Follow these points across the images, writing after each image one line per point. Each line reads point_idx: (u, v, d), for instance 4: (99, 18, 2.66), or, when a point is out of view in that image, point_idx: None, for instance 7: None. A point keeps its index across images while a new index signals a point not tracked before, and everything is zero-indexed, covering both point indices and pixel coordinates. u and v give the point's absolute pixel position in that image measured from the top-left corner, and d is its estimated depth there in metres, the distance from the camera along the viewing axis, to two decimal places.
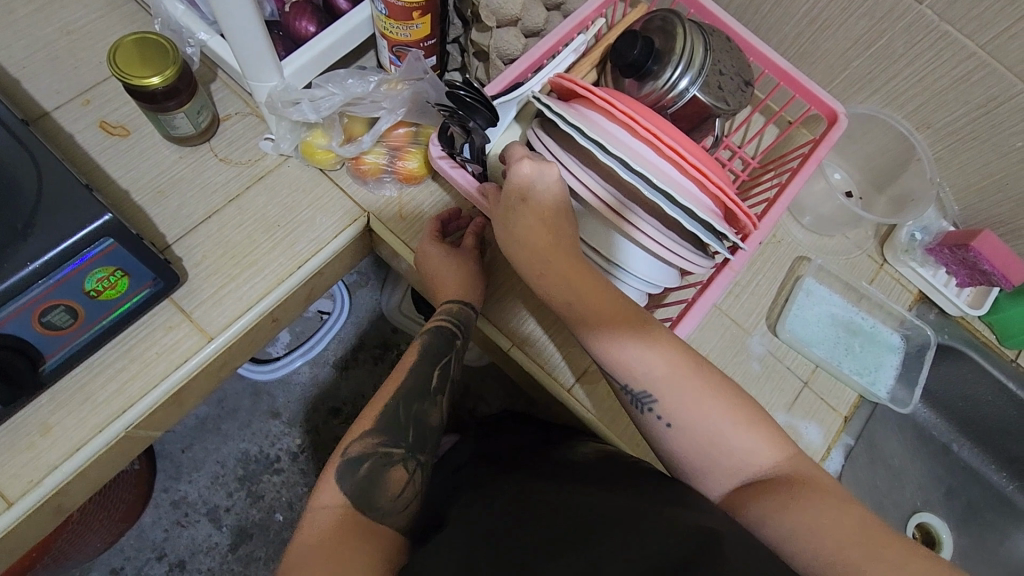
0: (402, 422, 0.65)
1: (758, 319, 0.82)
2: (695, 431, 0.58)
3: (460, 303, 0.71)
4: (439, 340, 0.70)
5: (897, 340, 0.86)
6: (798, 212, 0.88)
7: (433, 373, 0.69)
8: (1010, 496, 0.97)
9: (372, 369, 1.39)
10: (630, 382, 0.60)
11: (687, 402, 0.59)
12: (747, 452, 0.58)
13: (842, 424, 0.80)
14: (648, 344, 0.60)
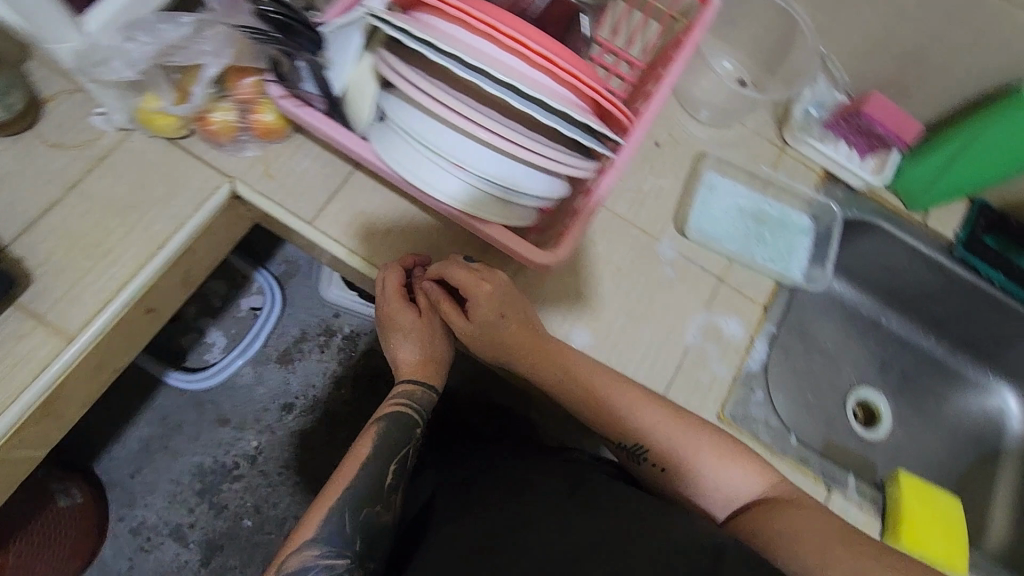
0: (346, 532, 0.60)
1: (665, 223, 0.79)
2: (692, 475, 0.61)
3: (417, 386, 0.68)
4: (396, 431, 0.66)
5: (807, 222, 0.85)
6: (693, 109, 0.85)
7: (390, 470, 0.65)
8: (940, 358, 1.00)
9: (317, 357, 1.34)
10: (626, 438, 0.62)
11: (678, 448, 0.61)
12: (742, 486, 0.60)
13: (762, 313, 0.79)
14: (632, 402, 0.62)
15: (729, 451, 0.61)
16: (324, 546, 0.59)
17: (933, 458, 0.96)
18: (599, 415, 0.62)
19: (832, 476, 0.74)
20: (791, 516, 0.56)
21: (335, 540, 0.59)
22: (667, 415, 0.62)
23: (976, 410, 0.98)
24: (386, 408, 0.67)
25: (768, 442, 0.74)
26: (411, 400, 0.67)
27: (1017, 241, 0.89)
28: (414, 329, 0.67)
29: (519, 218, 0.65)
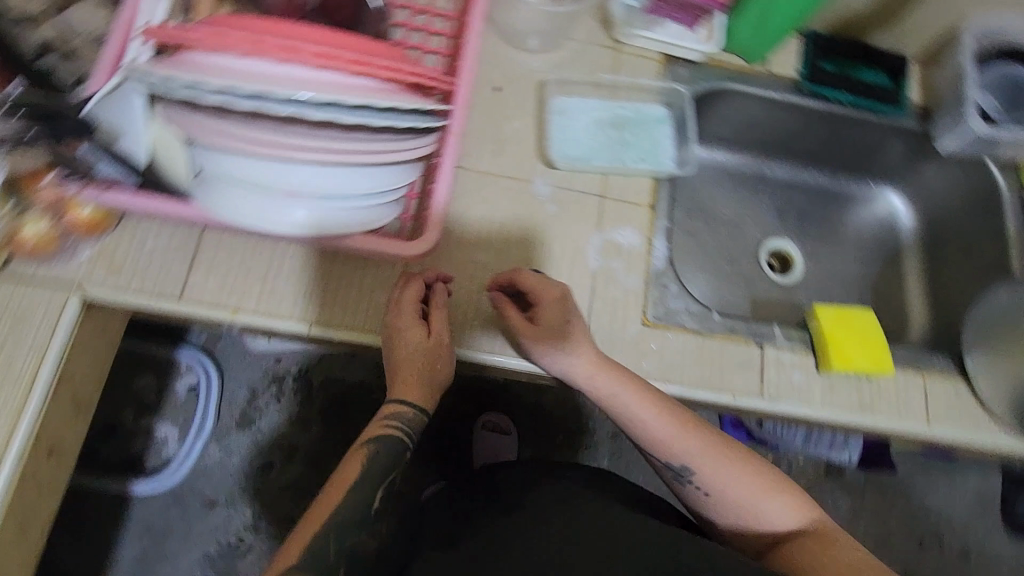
0: (331, 561, 0.62)
1: (533, 163, 0.79)
2: (733, 501, 0.68)
3: (407, 408, 0.70)
4: (382, 455, 0.68)
5: (661, 111, 0.87)
6: (518, 41, 0.83)
7: (377, 495, 0.67)
8: (824, 186, 1.07)
9: (278, 407, 1.32)
10: (670, 458, 0.69)
11: (720, 470, 0.68)
12: (779, 521, 0.67)
13: (651, 213, 0.81)
14: (679, 430, 0.69)
15: (778, 486, 0.68)
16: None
17: (847, 275, 1.04)
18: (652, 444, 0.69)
19: (762, 332, 0.79)
20: (822, 549, 0.63)
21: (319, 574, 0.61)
22: (714, 444, 0.69)
23: (867, 216, 1.06)
24: (377, 430, 0.69)
25: (696, 327, 0.77)
26: (397, 425, 0.70)
27: (850, 57, 0.94)
28: (421, 347, 0.67)
29: (381, 216, 0.65)
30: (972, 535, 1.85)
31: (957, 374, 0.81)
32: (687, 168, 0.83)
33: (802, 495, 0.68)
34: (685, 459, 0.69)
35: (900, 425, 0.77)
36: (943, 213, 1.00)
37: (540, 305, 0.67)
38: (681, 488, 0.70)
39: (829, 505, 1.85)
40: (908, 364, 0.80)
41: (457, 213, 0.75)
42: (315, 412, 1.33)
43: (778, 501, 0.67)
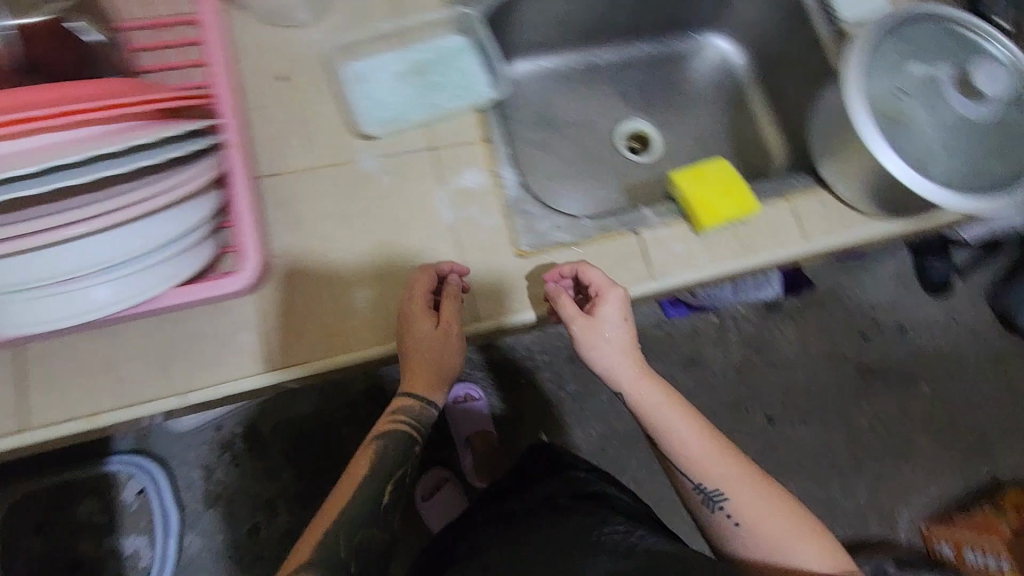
0: (342, 555, 0.67)
1: (348, 140, 0.74)
2: (761, 534, 0.69)
3: (415, 399, 0.74)
4: (390, 448, 0.73)
5: (458, 40, 0.81)
6: (284, 19, 0.76)
7: (386, 490, 0.72)
8: (652, 52, 1.07)
9: (236, 473, 1.31)
10: (703, 480, 0.71)
11: (751, 502, 0.70)
12: (807, 560, 0.68)
13: (487, 146, 0.77)
14: (717, 454, 0.72)
15: (809, 523, 0.69)
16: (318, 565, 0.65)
17: (703, 132, 1.06)
18: (686, 462, 0.72)
19: (634, 219, 0.79)
20: None
21: (333, 565, 0.66)
22: (748, 477, 0.71)
23: (698, 69, 1.08)
24: (386, 425, 0.74)
25: (569, 239, 0.76)
26: (403, 420, 0.74)
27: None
28: (438, 337, 0.68)
29: (198, 265, 0.59)
30: (899, 311, 2.08)
31: (818, 188, 0.84)
32: (501, 90, 0.79)
33: (831, 545, 0.69)
34: (717, 485, 0.71)
35: (781, 253, 0.80)
36: (763, 39, 1.02)
37: (593, 288, 0.72)
38: (709, 518, 0.72)
39: (779, 337, 2.00)
40: (771, 195, 0.83)
41: (291, 222, 0.70)
42: (281, 458, 1.34)
43: (811, 543, 0.68)
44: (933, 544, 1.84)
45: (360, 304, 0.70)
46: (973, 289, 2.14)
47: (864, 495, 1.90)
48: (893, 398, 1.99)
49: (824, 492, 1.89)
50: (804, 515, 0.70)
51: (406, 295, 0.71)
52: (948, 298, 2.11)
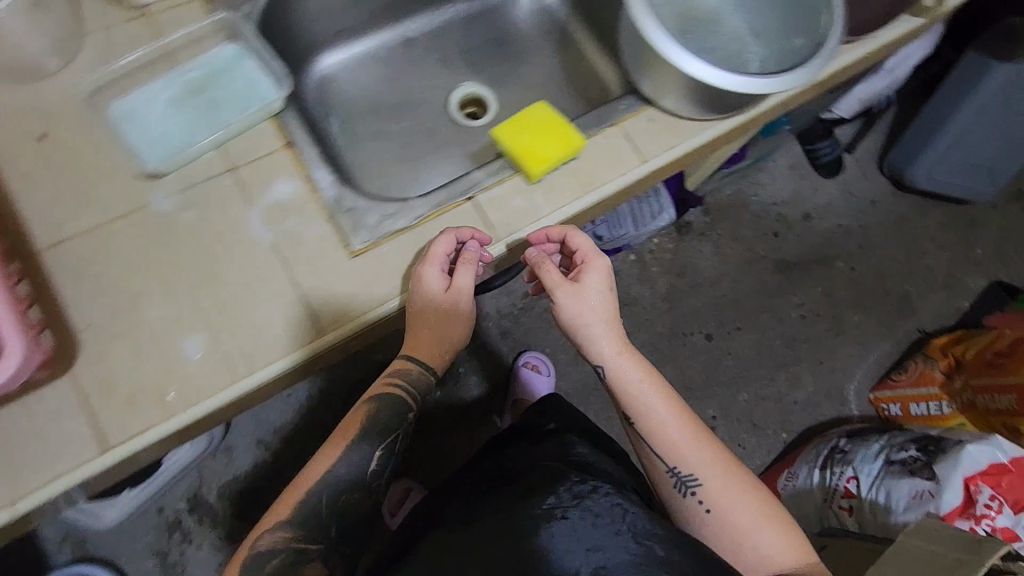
0: (321, 519, 0.68)
1: (133, 185, 0.68)
2: (730, 524, 0.72)
3: (411, 367, 0.75)
4: (383, 411, 0.74)
5: (228, 48, 0.75)
6: (32, 72, 0.69)
7: (376, 455, 0.72)
8: (466, 12, 1.03)
9: (193, 548, 1.29)
10: (678, 464, 0.74)
11: (726, 493, 0.73)
12: (770, 548, 0.71)
13: (292, 151, 0.73)
14: (695, 442, 0.75)
15: (774, 514, 0.73)
16: (297, 530, 0.67)
17: (538, 78, 1.03)
18: (660, 441, 0.75)
19: (468, 185, 0.76)
20: None
21: (311, 527, 0.68)
22: (731, 471, 0.75)
23: (515, 16, 1.06)
24: (379, 389, 0.75)
25: (404, 222, 0.73)
26: (401, 381, 0.75)
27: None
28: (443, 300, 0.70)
29: None
30: (802, 200, 2.15)
31: (645, 106, 0.83)
32: (285, 87, 0.74)
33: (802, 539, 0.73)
34: (691, 471, 0.74)
35: (621, 178, 0.79)
36: None
37: (579, 256, 0.74)
38: (679, 502, 0.75)
39: (698, 256, 2.04)
40: (600, 123, 0.81)
41: (91, 288, 0.64)
42: (235, 517, 1.33)
43: (782, 534, 0.72)
44: (882, 407, 1.93)
45: (192, 354, 0.64)
46: (864, 162, 2.22)
47: (813, 382, 1.97)
48: (817, 283, 2.06)
49: (776, 390, 1.95)
50: (782, 514, 0.74)
51: (240, 330, 0.66)
52: (842, 176, 2.20)
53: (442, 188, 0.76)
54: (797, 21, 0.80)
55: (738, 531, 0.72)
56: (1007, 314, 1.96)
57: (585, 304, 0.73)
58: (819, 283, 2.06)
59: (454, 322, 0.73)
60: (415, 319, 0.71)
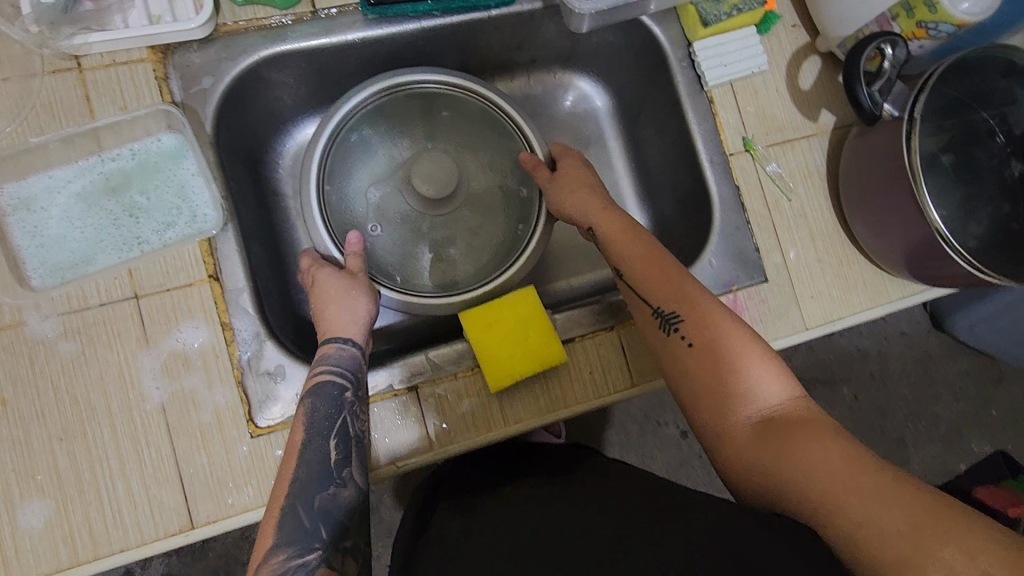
0: (308, 528, 0.50)
1: (17, 300, 0.56)
2: (709, 361, 0.54)
3: (331, 344, 0.60)
4: (321, 407, 0.56)
5: (173, 142, 0.62)
6: None
7: (332, 445, 0.55)
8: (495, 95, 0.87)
9: None
10: (661, 306, 0.58)
11: (711, 320, 0.56)
12: (761, 384, 0.53)
13: (216, 285, 0.60)
14: (675, 281, 0.58)
15: (745, 349, 0.54)
16: (290, 545, 0.48)
17: None
18: (645, 281, 0.60)
19: (417, 370, 0.64)
20: (807, 448, 0.47)
21: (302, 537, 0.49)
22: (712, 305, 0.57)
23: (546, 112, 0.88)
24: (306, 382, 0.57)
25: None
26: (330, 371, 0.58)
27: None
28: (331, 275, 0.64)
29: None
30: None
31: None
32: (210, 227, 0.60)
33: (795, 389, 0.53)
34: (677, 306, 0.57)
35: (511, 430, 0.64)
36: (619, 74, 0.83)
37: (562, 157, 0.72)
38: (662, 349, 0.57)
39: None
40: (594, 325, 0.68)
41: None
42: None
43: (771, 373, 0.53)
44: None
45: (29, 523, 0.55)
46: None
47: None
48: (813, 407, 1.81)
49: None
50: (768, 348, 0.55)
51: (100, 503, 0.56)
52: None
53: (383, 368, 0.64)
54: (512, 157, 0.75)
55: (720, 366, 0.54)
56: (998, 491, 1.57)
57: (572, 188, 0.68)
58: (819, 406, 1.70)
59: (355, 305, 0.63)
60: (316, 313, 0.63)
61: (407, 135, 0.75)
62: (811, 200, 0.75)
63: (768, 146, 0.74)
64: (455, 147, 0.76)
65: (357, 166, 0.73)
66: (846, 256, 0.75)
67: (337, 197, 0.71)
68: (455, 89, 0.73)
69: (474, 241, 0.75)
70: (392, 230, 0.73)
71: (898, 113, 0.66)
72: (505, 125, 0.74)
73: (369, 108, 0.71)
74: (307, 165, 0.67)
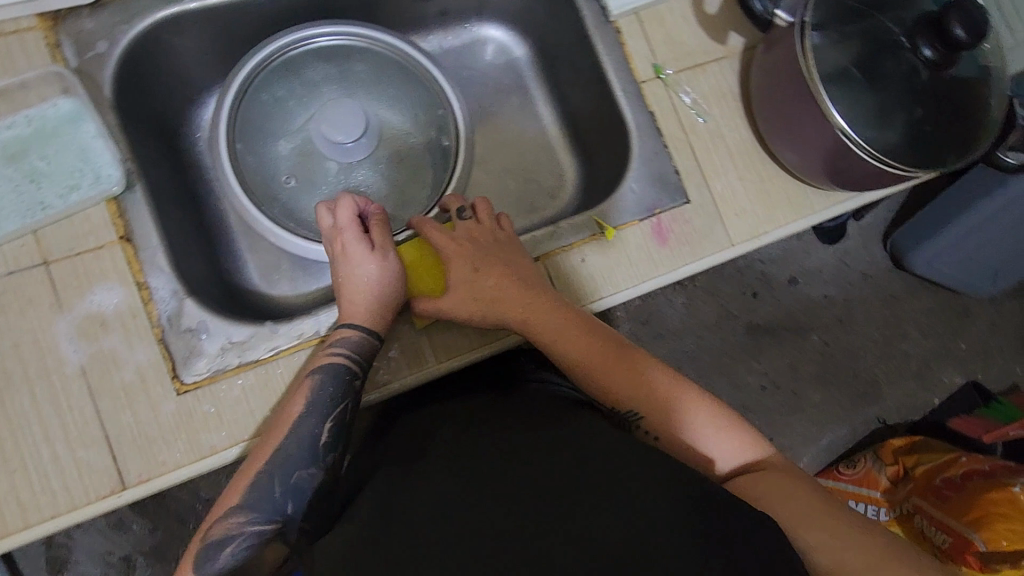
0: (275, 500, 0.53)
1: None
2: (676, 443, 0.58)
3: (358, 331, 0.61)
4: (329, 387, 0.58)
5: (67, 106, 0.62)
6: None
7: (326, 428, 0.57)
8: None
9: None
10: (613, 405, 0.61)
11: (656, 406, 0.59)
12: (716, 449, 0.57)
13: (127, 246, 0.60)
14: (613, 366, 0.62)
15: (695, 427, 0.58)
16: (251, 512, 0.52)
17: (489, 152, 0.88)
18: (588, 366, 0.62)
19: None
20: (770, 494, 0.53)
21: (268, 508, 0.53)
22: (653, 386, 0.60)
23: (467, 66, 0.88)
24: (321, 359, 0.59)
25: (251, 355, 0.61)
26: (341, 355, 0.59)
27: None
28: (362, 261, 0.63)
29: None
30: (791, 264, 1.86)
31: (593, 235, 0.71)
32: (112, 186, 0.59)
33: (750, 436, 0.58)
34: (626, 400, 0.60)
35: (438, 366, 0.66)
36: (532, 20, 0.84)
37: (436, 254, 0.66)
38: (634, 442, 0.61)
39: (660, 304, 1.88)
40: None
41: None
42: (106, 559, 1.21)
43: (724, 436, 0.58)
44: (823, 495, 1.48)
45: None
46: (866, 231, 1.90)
47: None
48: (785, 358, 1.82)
49: None
50: (713, 406, 0.59)
51: (25, 471, 0.55)
52: None
53: (310, 314, 0.64)
54: (427, 105, 0.75)
55: (683, 447, 0.58)
56: (968, 420, 1.47)
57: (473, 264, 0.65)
58: (786, 353, 1.54)
59: (378, 299, 0.62)
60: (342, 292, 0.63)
61: (318, 90, 0.74)
62: (726, 121, 0.76)
63: (679, 72, 0.75)
64: (370, 98, 0.75)
65: (269, 121, 0.72)
66: (766, 174, 0.76)
67: (251, 155, 0.70)
68: (360, 41, 0.73)
69: (396, 189, 0.75)
70: (310, 184, 0.72)
71: (793, 18, 0.68)
72: (414, 74, 0.74)
73: (274, 65, 0.71)
74: (215, 122, 0.68)
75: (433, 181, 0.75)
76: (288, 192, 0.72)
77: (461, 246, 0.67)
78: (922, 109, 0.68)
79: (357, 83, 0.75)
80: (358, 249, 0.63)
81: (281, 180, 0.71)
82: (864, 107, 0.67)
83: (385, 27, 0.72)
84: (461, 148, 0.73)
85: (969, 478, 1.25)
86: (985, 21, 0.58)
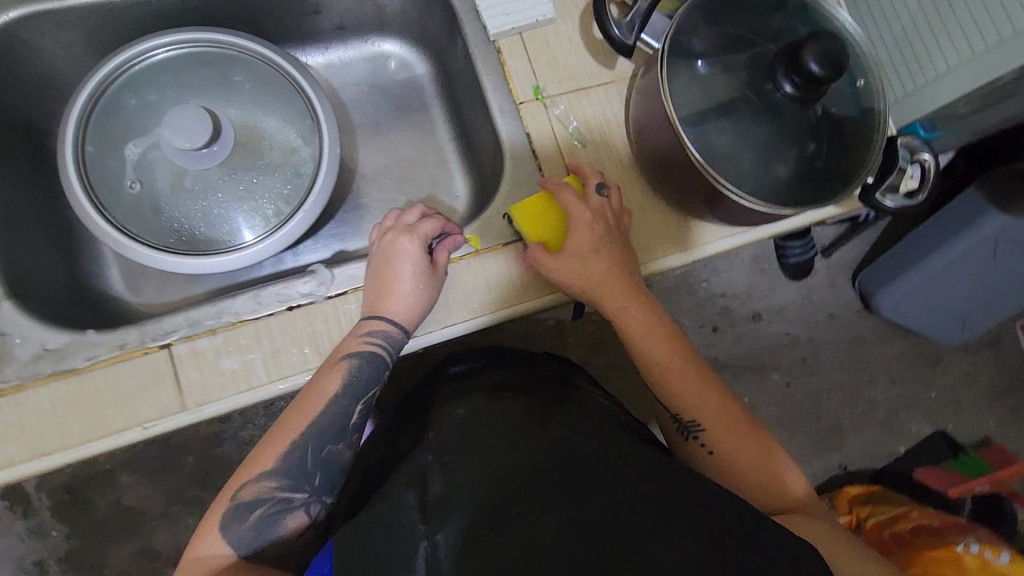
0: (308, 469, 0.59)
1: None
2: (733, 462, 0.62)
3: (388, 323, 0.62)
4: (364, 372, 0.61)
5: None
6: None
7: (354, 410, 0.61)
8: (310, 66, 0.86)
9: None
10: (680, 412, 0.64)
11: (725, 426, 0.63)
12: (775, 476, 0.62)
13: None
14: (699, 379, 0.65)
15: (765, 451, 0.63)
16: (284, 478, 0.57)
17: (386, 166, 0.86)
18: (675, 380, 0.64)
19: (172, 327, 0.61)
20: (809, 528, 0.57)
21: (294, 476, 0.58)
22: (726, 408, 0.64)
23: (367, 82, 0.87)
24: (357, 346, 0.61)
25: (66, 363, 0.59)
26: (379, 345, 0.62)
27: None
28: (408, 267, 0.63)
29: None
30: None
31: (466, 253, 0.67)
32: None
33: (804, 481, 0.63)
34: (694, 416, 0.64)
35: (278, 384, 0.62)
36: (428, 36, 0.83)
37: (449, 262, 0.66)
38: (680, 444, 0.65)
39: None
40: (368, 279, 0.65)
41: None
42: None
43: (783, 470, 0.62)
44: None
45: None
46: None
47: None
48: None
49: None
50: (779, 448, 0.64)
51: None
52: None
53: (137, 323, 0.61)
54: (298, 116, 0.73)
55: (734, 467, 0.62)
56: (933, 473, 1.37)
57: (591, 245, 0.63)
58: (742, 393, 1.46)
59: (417, 301, 0.63)
60: (383, 281, 0.63)
61: (186, 95, 0.72)
62: (610, 147, 0.73)
63: (560, 95, 0.73)
64: (241, 107, 0.73)
65: (127, 124, 0.70)
66: (647, 204, 0.73)
67: (103, 158, 0.68)
68: (235, 50, 0.72)
69: (254, 200, 0.71)
70: (157, 192, 0.70)
71: (658, 45, 0.67)
72: (287, 86, 0.73)
73: (140, 68, 0.70)
74: (66, 119, 0.67)
75: (290, 196, 0.72)
76: (133, 198, 0.69)
77: (595, 218, 0.64)
78: (815, 144, 0.65)
79: (229, 91, 0.73)
80: (406, 253, 0.63)
81: (124, 184, 0.68)
82: (741, 142, 0.64)
83: (259, 38, 0.72)
84: (322, 161, 0.71)
85: (918, 534, 1.13)
86: (840, 54, 0.55)
